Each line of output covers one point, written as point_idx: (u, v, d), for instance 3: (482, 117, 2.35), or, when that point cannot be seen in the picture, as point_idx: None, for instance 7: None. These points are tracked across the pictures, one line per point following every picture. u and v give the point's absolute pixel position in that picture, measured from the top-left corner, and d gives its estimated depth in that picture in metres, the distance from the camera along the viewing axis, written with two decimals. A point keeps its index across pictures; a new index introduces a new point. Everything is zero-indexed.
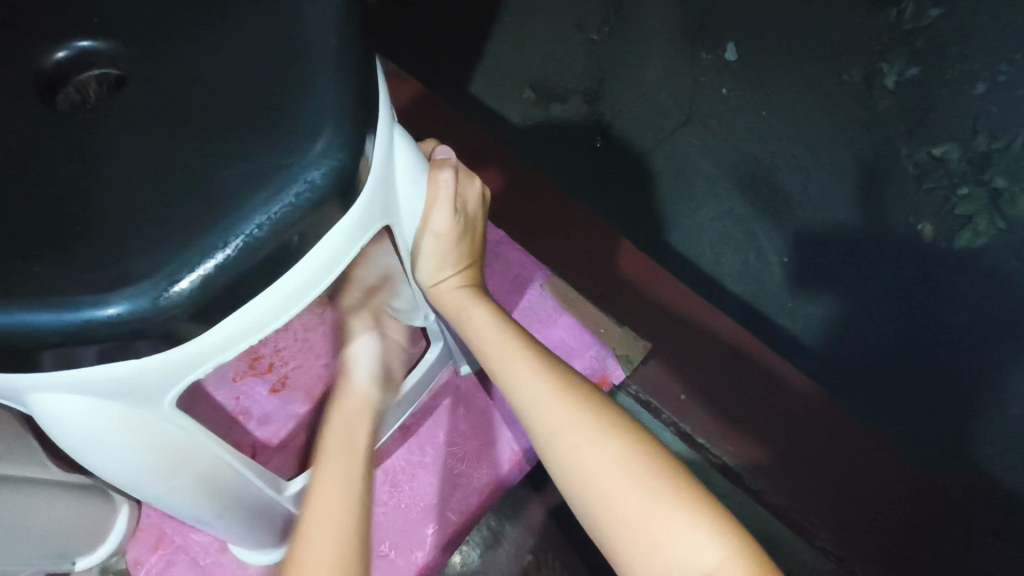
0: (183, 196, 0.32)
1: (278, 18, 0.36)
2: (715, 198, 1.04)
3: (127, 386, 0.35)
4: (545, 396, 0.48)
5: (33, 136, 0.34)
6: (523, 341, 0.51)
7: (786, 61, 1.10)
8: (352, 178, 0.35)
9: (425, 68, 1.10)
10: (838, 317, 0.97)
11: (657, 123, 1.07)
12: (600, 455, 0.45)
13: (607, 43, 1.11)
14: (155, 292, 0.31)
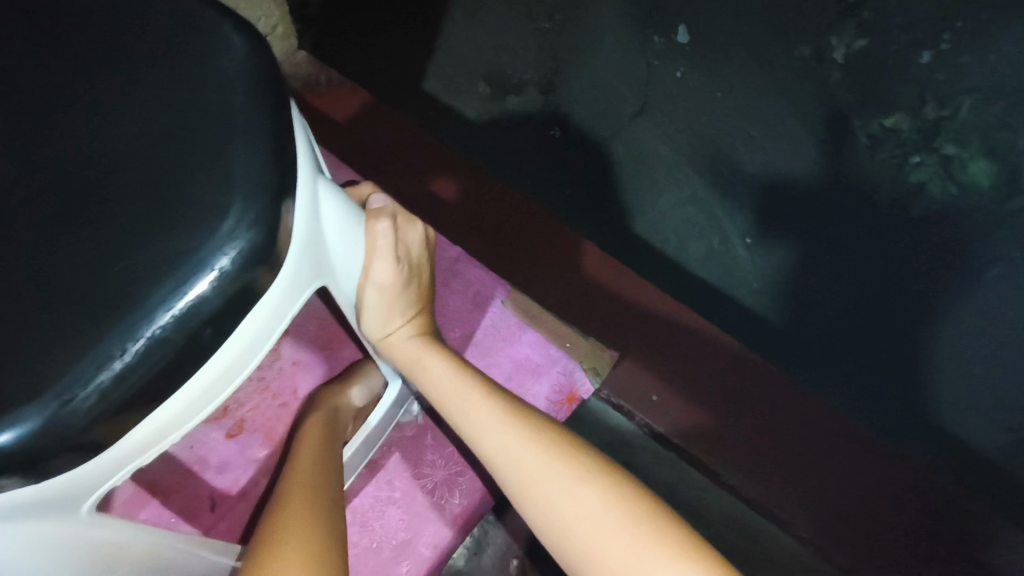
0: (79, 295, 0.29)
1: (175, 78, 0.33)
2: (677, 185, 0.99)
3: (29, 512, 0.31)
4: (509, 441, 0.44)
5: None
6: (484, 385, 0.48)
7: (741, 41, 1.07)
8: (269, 255, 0.32)
9: (365, 64, 1.02)
10: (798, 265, 0.95)
11: (614, 110, 1.03)
12: (578, 501, 0.41)
13: (558, 31, 1.07)
14: (48, 413, 0.28)
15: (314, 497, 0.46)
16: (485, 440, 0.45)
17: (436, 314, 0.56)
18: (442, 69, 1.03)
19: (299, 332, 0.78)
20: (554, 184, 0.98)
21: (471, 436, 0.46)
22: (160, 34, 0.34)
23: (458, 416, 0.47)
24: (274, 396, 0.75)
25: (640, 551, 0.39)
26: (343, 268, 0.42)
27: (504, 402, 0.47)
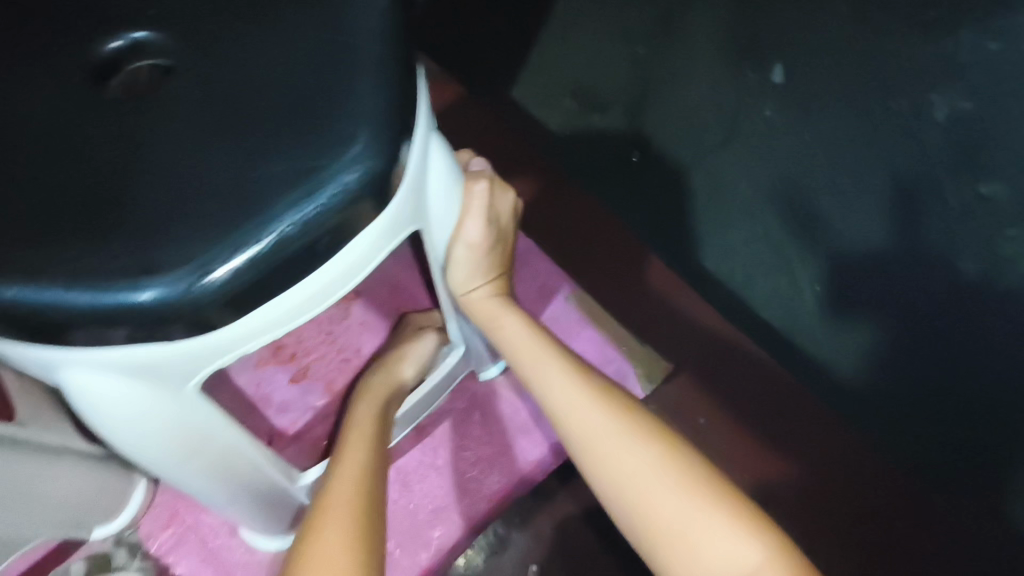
0: (219, 190, 0.33)
1: (323, 19, 0.37)
2: (750, 221, 0.94)
3: (152, 370, 0.36)
4: (577, 398, 0.47)
5: (83, 120, 0.35)
6: (556, 347, 0.51)
7: (844, 79, 0.99)
8: (384, 184, 0.36)
9: (464, 62, 1.06)
10: (875, 350, 0.86)
11: (697, 134, 1.00)
12: (638, 461, 0.44)
13: (653, 54, 1.05)
14: (186, 283, 0.32)
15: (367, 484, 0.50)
16: (555, 397, 0.48)
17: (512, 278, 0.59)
18: (534, 79, 1.05)
19: (371, 296, 0.83)
20: (629, 200, 0.97)
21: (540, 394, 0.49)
22: None
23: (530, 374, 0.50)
24: (340, 350, 0.79)
25: (692, 513, 0.41)
26: (439, 217, 0.46)
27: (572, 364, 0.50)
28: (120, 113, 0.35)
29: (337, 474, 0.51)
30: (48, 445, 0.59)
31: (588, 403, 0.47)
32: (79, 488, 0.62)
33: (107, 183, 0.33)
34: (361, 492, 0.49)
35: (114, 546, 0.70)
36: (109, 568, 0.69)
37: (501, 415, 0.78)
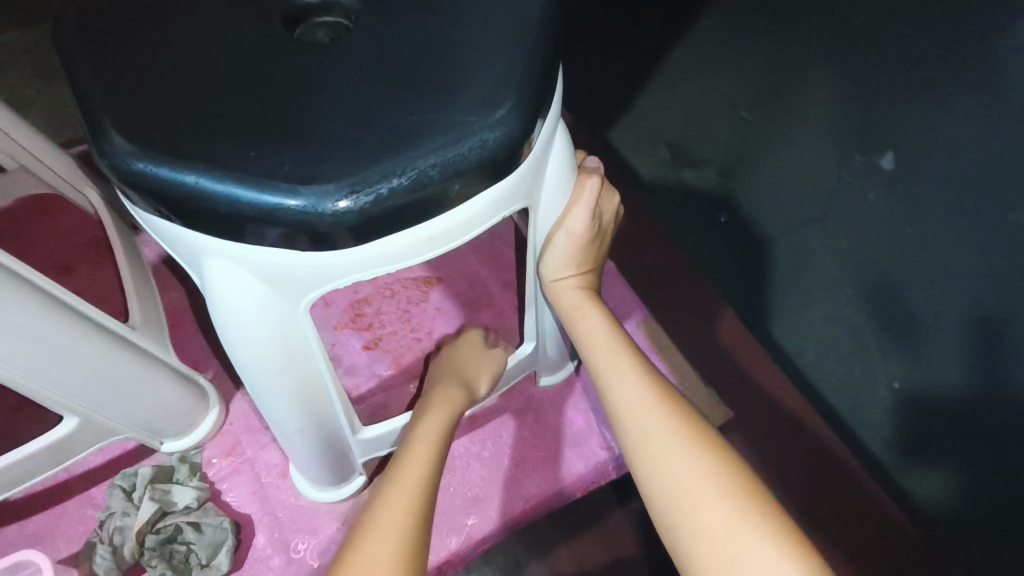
0: (374, 125, 0.37)
1: (491, 7, 0.42)
2: (833, 304, 0.95)
3: (279, 273, 0.40)
4: (641, 397, 0.51)
5: (269, 51, 0.40)
6: (628, 349, 0.55)
7: (946, 183, 1.00)
8: (516, 149, 0.39)
9: (580, 94, 1.12)
10: (959, 481, 0.85)
11: (790, 211, 1.02)
12: (684, 462, 0.47)
13: (756, 121, 1.09)
14: (334, 197, 0.35)
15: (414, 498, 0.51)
16: (619, 391, 0.52)
17: (597, 278, 0.63)
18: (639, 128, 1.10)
19: (451, 287, 0.87)
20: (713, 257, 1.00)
21: (605, 392, 0.54)
22: None
23: (600, 370, 0.54)
24: (413, 329, 0.84)
25: (727, 518, 0.44)
26: (547, 200, 0.49)
27: (642, 369, 0.54)
28: (300, 50, 0.40)
29: (388, 495, 0.52)
30: (149, 352, 0.64)
31: (652, 406, 0.51)
32: (164, 399, 0.68)
33: (282, 102, 0.38)
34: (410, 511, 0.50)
35: (178, 461, 0.72)
36: (169, 480, 0.71)
37: (552, 421, 0.81)
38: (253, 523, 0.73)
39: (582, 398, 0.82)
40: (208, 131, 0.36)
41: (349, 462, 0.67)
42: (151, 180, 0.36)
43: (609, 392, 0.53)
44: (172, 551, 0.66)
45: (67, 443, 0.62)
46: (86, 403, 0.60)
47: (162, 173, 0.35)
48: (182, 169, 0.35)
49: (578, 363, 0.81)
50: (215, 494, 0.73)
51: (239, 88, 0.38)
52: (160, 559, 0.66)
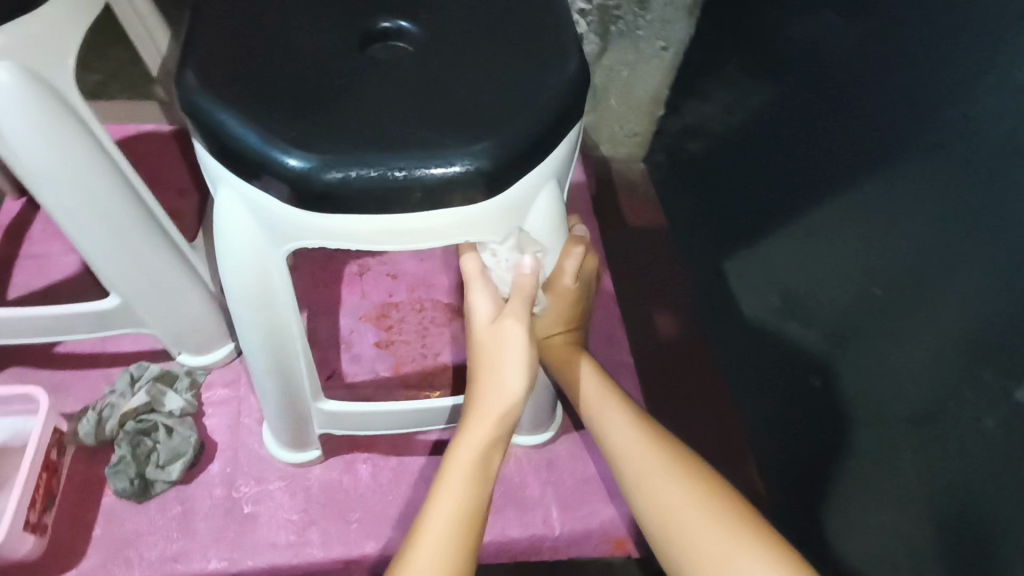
0: (373, 123, 0.44)
1: (519, 68, 0.48)
2: None
3: (269, 219, 0.47)
4: (630, 437, 0.54)
5: (331, 50, 0.48)
6: (615, 392, 0.58)
7: None
8: (478, 180, 0.44)
9: None
10: None
11: None
12: (684, 499, 0.50)
13: None
14: (315, 167, 0.43)
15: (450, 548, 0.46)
16: (614, 439, 0.55)
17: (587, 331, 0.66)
18: None
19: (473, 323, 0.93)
20: None
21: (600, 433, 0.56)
22: (534, 44, 0.50)
23: (593, 416, 0.57)
24: (423, 344, 0.90)
25: (728, 548, 0.47)
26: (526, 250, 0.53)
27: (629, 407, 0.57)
28: (354, 55, 0.48)
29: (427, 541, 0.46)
30: (195, 270, 0.75)
31: (641, 442, 0.54)
32: (193, 315, 0.78)
33: (319, 86, 0.46)
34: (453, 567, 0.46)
35: (183, 373, 0.82)
36: (168, 385, 0.80)
37: (506, 477, 0.81)
38: (216, 450, 0.80)
39: (544, 470, 0.82)
40: (251, 88, 0.45)
41: (305, 428, 0.73)
42: (198, 111, 0.45)
43: (603, 440, 0.55)
44: (140, 442, 0.75)
45: (104, 319, 0.74)
46: (126, 290, 0.71)
47: (206, 109, 0.45)
48: (220, 110, 0.44)
49: (551, 434, 0.82)
50: (198, 413, 0.81)
51: (294, 67, 0.47)
52: (127, 444, 0.74)
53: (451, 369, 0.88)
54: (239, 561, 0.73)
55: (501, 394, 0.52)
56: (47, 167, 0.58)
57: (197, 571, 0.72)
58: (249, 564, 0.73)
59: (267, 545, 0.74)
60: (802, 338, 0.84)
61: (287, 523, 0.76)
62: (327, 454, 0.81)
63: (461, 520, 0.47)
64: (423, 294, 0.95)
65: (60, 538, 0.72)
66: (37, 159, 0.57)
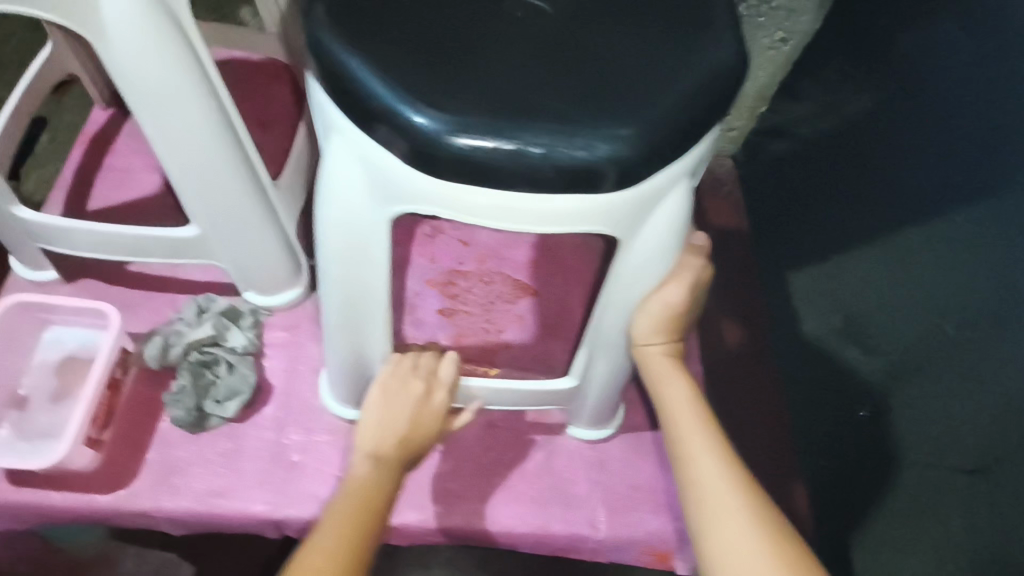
0: (514, 93, 0.41)
1: (672, 50, 0.44)
2: None
3: (381, 176, 0.44)
4: (711, 463, 0.50)
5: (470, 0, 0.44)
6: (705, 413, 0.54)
7: None
8: (618, 166, 0.41)
9: None
10: None
11: None
12: (752, 550, 0.46)
13: None
14: (446, 131, 0.40)
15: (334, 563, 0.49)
16: (692, 459, 0.51)
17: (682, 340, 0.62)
18: None
19: (542, 304, 0.89)
20: None
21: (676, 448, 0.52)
22: (687, 25, 0.45)
23: (674, 430, 0.53)
24: (487, 319, 0.87)
25: None
26: (641, 250, 0.48)
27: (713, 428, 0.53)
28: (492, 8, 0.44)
29: (306, 560, 0.49)
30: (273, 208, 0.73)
31: (721, 472, 0.50)
32: (266, 255, 0.76)
33: (452, 41, 0.42)
34: None
35: (248, 311, 0.81)
36: (233, 321, 0.79)
37: (556, 468, 0.78)
38: (271, 393, 0.79)
39: (595, 468, 0.79)
40: (384, 36, 0.42)
41: (364, 389, 0.71)
42: (326, 54, 0.42)
43: (680, 457, 0.51)
44: (202, 373, 0.75)
45: (179, 246, 0.73)
46: (210, 220, 0.70)
47: (336, 55, 0.42)
48: (351, 56, 0.41)
49: (608, 432, 0.78)
50: (258, 353, 0.80)
51: (428, 15, 0.43)
52: (191, 373, 0.75)
53: (514, 349, 0.85)
54: (281, 507, 0.73)
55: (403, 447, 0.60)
56: (151, 88, 0.57)
57: (241, 510, 0.72)
58: (292, 512, 0.73)
59: (311, 497, 0.74)
60: (865, 371, 0.85)
61: (332, 478, 0.75)
62: None
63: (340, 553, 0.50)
64: (493, 267, 0.91)
65: (114, 453, 0.73)
66: (143, 75, 0.55)
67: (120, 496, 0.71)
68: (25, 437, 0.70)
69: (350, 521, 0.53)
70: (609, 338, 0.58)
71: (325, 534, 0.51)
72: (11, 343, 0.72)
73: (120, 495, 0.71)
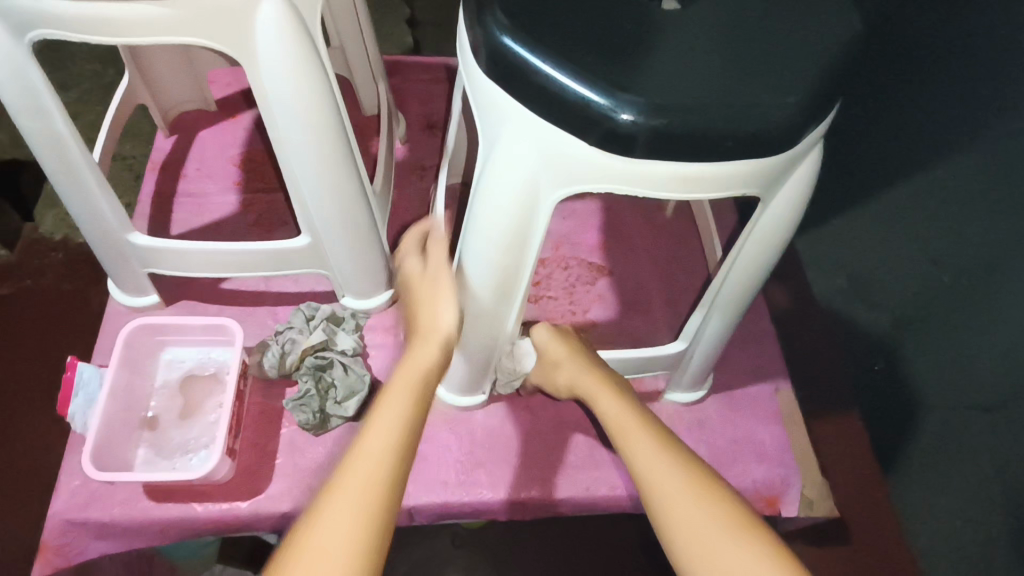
0: (685, 71, 0.45)
1: (807, 22, 0.48)
2: None
3: (558, 159, 0.48)
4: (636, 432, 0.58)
5: None
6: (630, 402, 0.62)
7: None
8: (784, 129, 0.45)
9: None
10: None
11: None
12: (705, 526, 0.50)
13: None
14: (634, 109, 0.43)
15: (372, 488, 0.48)
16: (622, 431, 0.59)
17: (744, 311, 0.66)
18: None
19: (618, 282, 0.94)
20: None
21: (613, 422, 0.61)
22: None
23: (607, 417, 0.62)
24: (571, 300, 0.91)
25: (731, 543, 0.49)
26: (778, 207, 0.53)
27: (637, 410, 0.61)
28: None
29: (343, 495, 0.48)
30: (375, 211, 0.76)
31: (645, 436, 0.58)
32: (368, 258, 0.79)
33: (620, 29, 0.46)
34: (366, 517, 0.47)
35: (348, 315, 0.84)
36: (336, 326, 0.83)
37: None
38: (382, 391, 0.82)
39: (697, 428, 0.83)
40: (556, 32, 0.46)
41: (482, 374, 0.75)
42: (508, 52, 0.46)
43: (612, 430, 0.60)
44: (321, 377, 0.78)
45: (290, 256, 0.76)
46: (321, 228, 0.73)
47: (517, 51, 0.45)
48: (534, 51, 0.45)
49: (704, 394, 0.83)
50: (363, 354, 0.83)
51: (590, 8, 0.47)
52: (310, 378, 0.77)
53: (600, 327, 0.90)
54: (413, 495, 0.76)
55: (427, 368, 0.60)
56: (287, 103, 0.59)
57: None
58: (424, 499, 0.76)
59: (438, 483, 0.77)
60: (868, 320, 0.94)
61: (456, 463, 0.78)
62: (488, 400, 0.83)
63: (377, 482, 0.49)
64: (567, 253, 0.95)
65: (245, 463, 0.76)
66: (284, 92, 0.58)
67: (260, 502, 0.74)
68: (164, 455, 0.72)
69: (381, 446, 0.51)
70: (731, 295, 0.62)
71: (365, 464, 0.50)
72: (135, 368, 0.75)
73: (260, 500, 0.74)
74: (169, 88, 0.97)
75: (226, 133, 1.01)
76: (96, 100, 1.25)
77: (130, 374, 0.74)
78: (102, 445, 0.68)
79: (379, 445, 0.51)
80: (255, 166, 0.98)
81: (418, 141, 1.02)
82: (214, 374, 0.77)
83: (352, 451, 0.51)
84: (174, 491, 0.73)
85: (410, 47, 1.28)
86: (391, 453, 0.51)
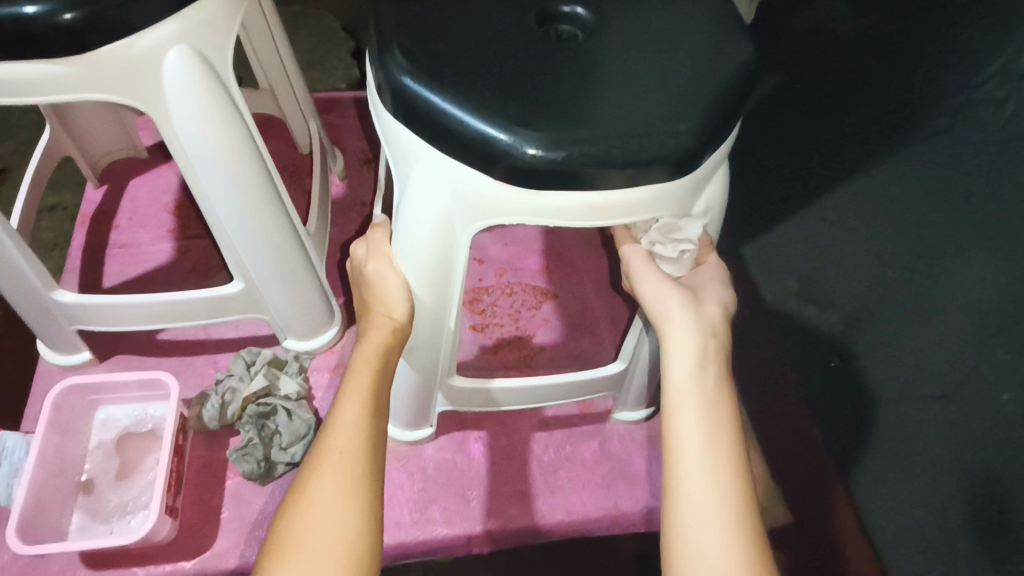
0: (584, 104, 0.46)
1: (702, 52, 0.50)
2: None
3: (467, 195, 0.49)
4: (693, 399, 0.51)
5: (520, 32, 0.50)
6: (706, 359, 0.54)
7: None
8: (684, 155, 0.47)
9: None
10: None
11: None
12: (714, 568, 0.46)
13: None
14: (535, 143, 0.44)
15: (344, 474, 0.48)
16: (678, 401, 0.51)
17: None
18: None
19: (564, 305, 0.95)
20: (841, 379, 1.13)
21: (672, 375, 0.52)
22: (704, 26, 0.52)
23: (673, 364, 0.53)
24: (517, 326, 0.92)
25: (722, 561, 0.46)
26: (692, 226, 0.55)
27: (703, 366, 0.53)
28: (538, 36, 0.50)
29: (312, 491, 0.48)
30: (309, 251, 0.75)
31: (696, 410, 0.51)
32: (306, 300, 0.78)
33: (519, 67, 0.48)
34: (344, 504, 0.47)
35: (291, 358, 0.82)
36: (279, 370, 0.81)
37: (613, 453, 0.83)
38: None
39: (648, 444, 0.83)
40: (457, 71, 0.47)
41: (426, 408, 0.74)
42: (410, 94, 0.47)
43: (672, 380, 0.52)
44: (264, 425, 0.76)
45: (223, 304, 0.75)
46: (253, 273, 0.72)
47: (419, 92, 0.46)
48: (435, 92, 0.46)
49: (651, 411, 0.83)
50: (308, 397, 0.82)
51: (489, 46, 0.49)
52: (253, 426, 0.75)
53: (548, 350, 0.90)
54: None
55: (387, 339, 0.55)
56: (202, 152, 0.59)
57: None
58: None
59: (391, 523, 0.76)
60: (821, 321, 0.93)
61: (408, 501, 0.77)
62: (439, 434, 0.82)
63: (347, 467, 0.48)
64: (511, 278, 0.96)
65: (189, 520, 0.73)
66: (199, 142, 0.58)
67: (205, 560, 0.71)
68: (101, 519, 0.69)
69: (349, 427, 0.50)
70: None
71: (330, 450, 0.49)
72: (67, 431, 0.72)
73: (205, 558, 0.71)
74: (97, 137, 0.95)
75: (160, 180, 0.99)
76: (26, 151, 1.21)
77: (61, 438, 0.71)
78: (32, 515, 0.65)
79: (345, 427, 0.50)
80: (190, 212, 0.96)
81: (356, 177, 1.02)
82: (151, 431, 0.75)
83: (322, 438, 0.51)
84: (114, 557, 0.71)
85: (349, 81, 1.29)
86: (358, 434, 0.50)
